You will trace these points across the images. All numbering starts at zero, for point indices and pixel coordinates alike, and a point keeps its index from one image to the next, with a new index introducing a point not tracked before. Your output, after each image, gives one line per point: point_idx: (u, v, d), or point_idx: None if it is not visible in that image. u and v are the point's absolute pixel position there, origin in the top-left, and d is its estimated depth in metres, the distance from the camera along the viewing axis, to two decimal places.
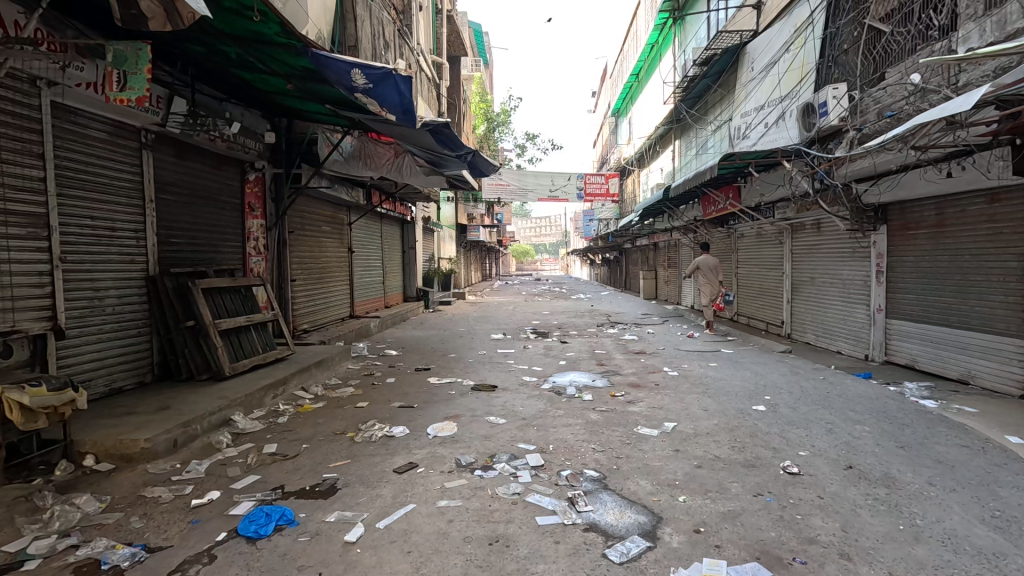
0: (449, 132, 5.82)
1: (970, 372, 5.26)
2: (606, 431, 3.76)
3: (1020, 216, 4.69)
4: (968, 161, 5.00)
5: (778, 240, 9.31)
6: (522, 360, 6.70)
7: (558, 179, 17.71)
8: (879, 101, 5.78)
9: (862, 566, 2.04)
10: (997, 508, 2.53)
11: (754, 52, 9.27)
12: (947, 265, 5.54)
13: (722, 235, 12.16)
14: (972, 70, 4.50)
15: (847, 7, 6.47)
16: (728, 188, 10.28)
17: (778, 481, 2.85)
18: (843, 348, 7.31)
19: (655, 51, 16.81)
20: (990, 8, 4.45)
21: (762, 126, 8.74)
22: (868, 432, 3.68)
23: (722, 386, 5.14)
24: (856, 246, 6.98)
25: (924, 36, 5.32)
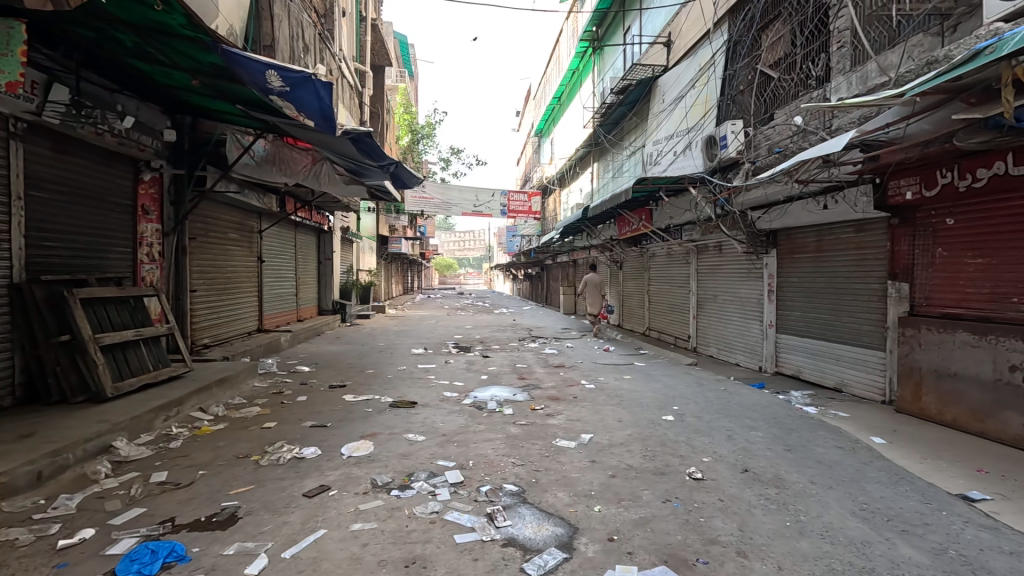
0: (372, 142, 5.69)
1: (843, 381, 5.95)
2: (526, 445, 3.79)
3: (881, 244, 5.42)
4: (840, 195, 5.71)
5: (685, 260, 10.01)
6: (443, 375, 6.62)
7: (482, 194, 17.85)
8: (769, 138, 6.48)
9: (757, 562, 2.22)
10: (865, 501, 2.86)
11: (664, 85, 9.99)
12: (825, 286, 6.25)
13: (635, 254, 12.89)
14: (842, 117, 5.17)
15: (742, 52, 7.19)
16: (641, 210, 10.95)
17: (685, 487, 3.03)
18: (741, 360, 7.99)
19: (576, 77, 17.60)
20: (855, 65, 5.16)
21: (671, 154, 9.41)
22: (761, 437, 4.03)
23: (636, 397, 5.39)
24: (752, 267, 7.69)
25: (805, 84, 6.05)
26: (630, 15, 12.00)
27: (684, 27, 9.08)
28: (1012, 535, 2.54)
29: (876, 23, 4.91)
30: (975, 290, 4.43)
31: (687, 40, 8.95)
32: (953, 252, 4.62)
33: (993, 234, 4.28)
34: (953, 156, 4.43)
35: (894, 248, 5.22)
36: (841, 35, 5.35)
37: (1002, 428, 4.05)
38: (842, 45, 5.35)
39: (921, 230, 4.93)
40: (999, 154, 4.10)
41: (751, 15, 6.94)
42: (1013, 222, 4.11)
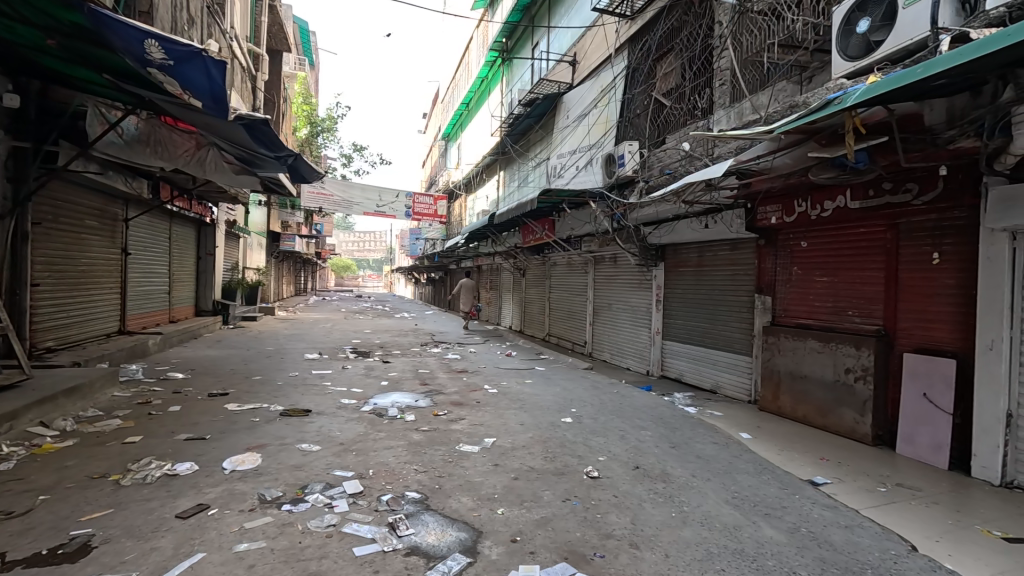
0: (268, 131, 5.27)
1: (717, 383, 6.62)
2: (429, 451, 3.73)
3: (750, 262, 6.14)
4: (718, 217, 6.38)
5: (584, 269, 10.52)
6: (339, 381, 6.26)
7: (385, 195, 17.32)
8: (660, 161, 7.08)
9: (647, 551, 2.38)
10: (736, 490, 3.20)
11: (568, 102, 10.46)
12: (704, 297, 6.94)
13: (537, 262, 13.29)
14: (722, 146, 5.78)
15: (640, 79, 7.76)
16: (544, 220, 11.31)
17: (583, 485, 3.18)
18: (631, 364, 8.56)
19: (485, 85, 17.84)
20: (733, 102, 5.81)
21: (573, 168, 9.87)
22: (649, 436, 4.35)
23: (536, 401, 5.53)
24: (643, 278, 8.30)
25: (692, 113, 6.70)
26: (538, 31, 12.42)
27: (589, 49, 9.61)
28: (848, 512, 2.99)
29: (751, 67, 5.58)
30: (822, 303, 5.18)
31: (591, 61, 9.47)
32: (806, 271, 5.36)
33: (836, 256, 5.04)
34: (807, 188, 5.16)
35: (761, 265, 5.94)
36: (722, 74, 6.00)
37: (839, 421, 4.76)
38: (723, 82, 6.00)
39: (782, 251, 5.67)
40: (842, 189, 4.85)
41: (649, 46, 7.53)
42: (852, 247, 4.88)
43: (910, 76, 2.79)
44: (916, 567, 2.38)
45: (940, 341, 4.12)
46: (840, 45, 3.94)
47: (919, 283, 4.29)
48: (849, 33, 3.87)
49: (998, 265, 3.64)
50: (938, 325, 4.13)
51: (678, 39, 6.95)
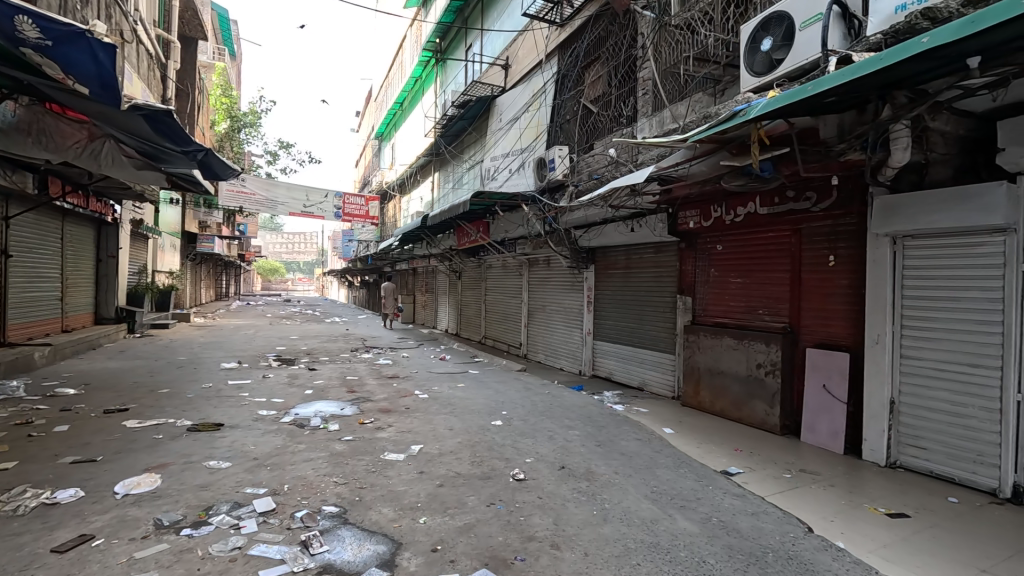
0: (173, 124, 4.85)
1: (644, 381, 6.87)
2: (351, 461, 3.58)
3: (673, 264, 6.44)
4: (643, 221, 6.65)
5: (518, 272, 10.60)
6: (258, 392, 5.88)
7: (314, 195, 16.60)
8: (589, 166, 7.27)
9: (567, 551, 2.41)
10: (655, 485, 3.32)
11: (501, 105, 10.49)
12: (631, 298, 7.19)
13: (473, 264, 13.24)
14: (645, 153, 6.01)
15: (569, 85, 7.94)
16: (478, 222, 11.29)
17: (508, 488, 3.17)
18: (564, 365, 8.72)
19: (418, 85, 17.57)
20: (654, 111, 6.07)
21: (506, 171, 9.92)
22: (577, 435, 4.43)
23: (467, 405, 5.48)
24: (575, 280, 8.48)
25: (618, 121, 6.94)
26: (471, 33, 12.40)
27: (520, 53, 9.71)
28: (755, 500, 3.18)
29: (670, 78, 5.85)
30: (736, 304, 5.51)
31: (523, 66, 9.57)
32: (722, 273, 5.69)
33: (748, 259, 5.39)
34: (722, 195, 5.47)
35: (683, 267, 6.25)
36: (645, 83, 6.24)
37: (752, 414, 5.07)
38: (646, 91, 6.25)
39: (701, 254, 5.99)
40: (752, 196, 5.19)
41: (577, 53, 7.72)
42: (761, 251, 5.23)
43: (803, 93, 3.02)
44: (811, 547, 2.57)
45: (837, 336, 4.50)
46: (747, 61, 4.21)
47: (819, 284, 4.66)
48: (754, 51, 4.14)
49: (883, 267, 4.03)
50: (835, 322, 4.51)
51: (604, 48, 7.17)
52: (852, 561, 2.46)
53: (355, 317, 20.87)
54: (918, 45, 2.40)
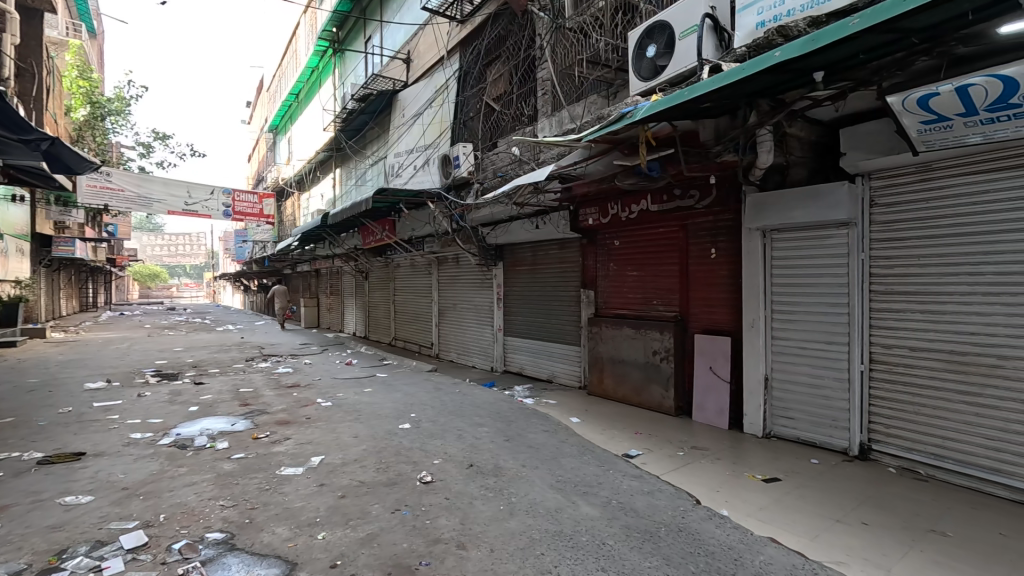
0: (6, 109, 4.17)
1: (553, 373, 7.07)
2: (241, 481, 3.29)
3: (576, 259, 6.68)
4: (547, 218, 6.83)
5: (427, 271, 10.41)
6: (132, 413, 5.22)
7: (197, 191, 15.09)
8: (494, 163, 7.34)
9: (473, 549, 2.40)
10: (561, 474, 3.42)
11: (404, 100, 10.22)
12: (538, 293, 7.36)
13: (380, 263, 12.79)
14: (546, 152, 6.17)
15: (471, 82, 7.92)
16: (383, 220, 10.92)
17: (415, 492, 3.10)
18: (477, 362, 8.73)
19: (314, 76, 16.64)
20: (554, 111, 6.23)
21: (411, 168, 9.69)
22: (486, 432, 4.44)
23: (374, 410, 5.28)
24: (484, 277, 8.50)
25: (520, 119, 7.07)
26: (370, 25, 11.96)
27: (422, 48, 9.53)
28: (651, 479, 3.39)
29: (567, 80, 6.05)
30: (634, 295, 5.84)
31: (425, 61, 9.39)
32: (621, 267, 6.01)
33: (643, 253, 5.73)
34: (618, 193, 5.76)
35: (585, 262, 6.50)
36: (545, 84, 6.40)
37: (650, 398, 5.41)
38: (545, 91, 6.42)
39: (601, 249, 6.28)
40: (644, 195, 5.49)
41: (478, 50, 7.72)
42: (654, 245, 5.58)
43: (680, 97, 3.24)
44: (698, 518, 2.79)
45: (720, 322, 4.93)
46: (635, 66, 4.46)
47: (704, 275, 5.08)
48: (641, 57, 4.39)
49: (755, 258, 4.48)
50: (718, 309, 4.94)
51: (504, 47, 7.24)
52: (732, 527, 2.70)
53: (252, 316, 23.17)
54: (771, 58, 2.68)
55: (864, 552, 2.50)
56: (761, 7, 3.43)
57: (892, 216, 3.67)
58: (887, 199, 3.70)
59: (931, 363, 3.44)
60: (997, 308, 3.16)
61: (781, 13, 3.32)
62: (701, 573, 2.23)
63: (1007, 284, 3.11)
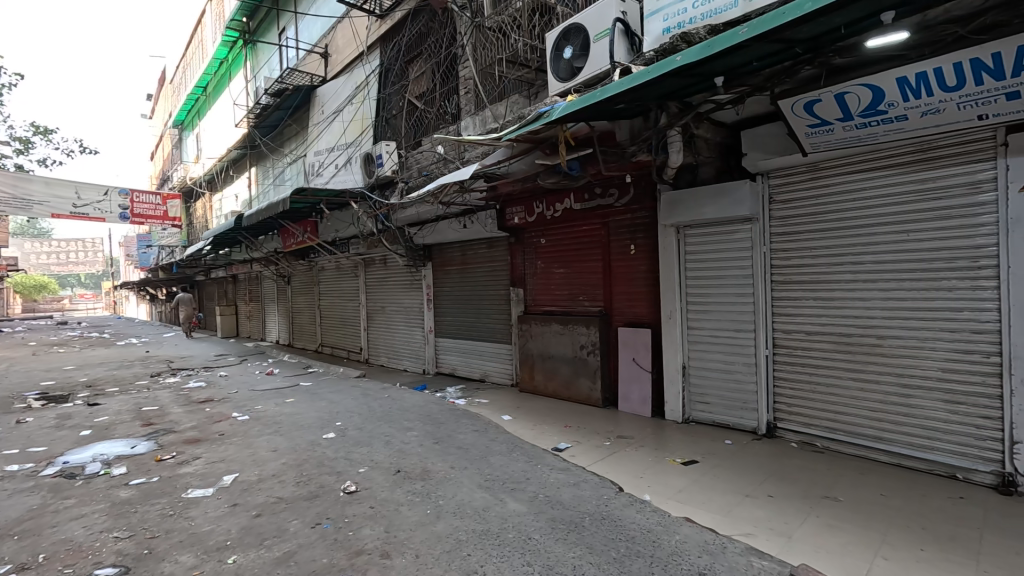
0: None
1: (485, 372, 7.07)
2: (140, 509, 2.99)
3: (504, 258, 6.72)
4: (473, 217, 6.82)
5: (353, 273, 10.05)
6: (8, 443, 4.60)
7: (88, 192, 13.63)
8: (418, 162, 7.24)
9: (398, 557, 2.33)
10: (489, 473, 3.41)
11: (322, 96, 9.79)
12: (468, 293, 7.33)
13: (302, 267, 12.19)
14: (470, 151, 6.16)
15: (392, 79, 7.74)
16: (304, 222, 10.41)
17: (338, 504, 2.97)
18: (408, 365, 8.55)
19: (223, 68, 15.56)
20: (477, 110, 6.23)
21: (332, 167, 9.30)
22: (415, 436, 4.35)
23: (296, 421, 5.01)
24: (412, 279, 8.34)
25: (444, 118, 7.01)
26: (284, 16, 11.36)
27: (340, 42, 9.19)
28: (576, 470, 3.47)
29: (488, 79, 6.07)
30: (560, 292, 5.97)
31: (344, 56, 9.06)
32: (547, 264, 6.12)
33: (567, 250, 5.86)
34: (542, 192, 5.84)
35: (513, 260, 6.55)
36: (467, 82, 6.39)
37: (578, 391, 5.55)
38: (468, 90, 6.40)
39: (528, 247, 6.36)
40: (567, 194, 5.60)
41: (399, 46, 7.56)
42: (578, 242, 5.73)
43: (593, 98, 3.34)
44: (621, 504, 2.89)
45: (640, 314, 5.15)
46: (554, 67, 4.55)
47: (625, 270, 5.28)
48: (559, 58, 4.49)
49: (671, 253, 4.71)
50: (639, 302, 5.15)
51: (425, 44, 7.15)
52: (651, 511, 2.82)
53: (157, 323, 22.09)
54: (674, 62, 2.83)
55: (768, 522, 2.70)
56: (667, 14, 3.61)
57: (788, 212, 4.00)
58: (783, 196, 4.02)
59: (823, 345, 3.79)
60: (875, 293, 3.52)
61: (685, 20, 3.51)
62: (622, 558, 2.31)
63: (883, 272, 3.48)
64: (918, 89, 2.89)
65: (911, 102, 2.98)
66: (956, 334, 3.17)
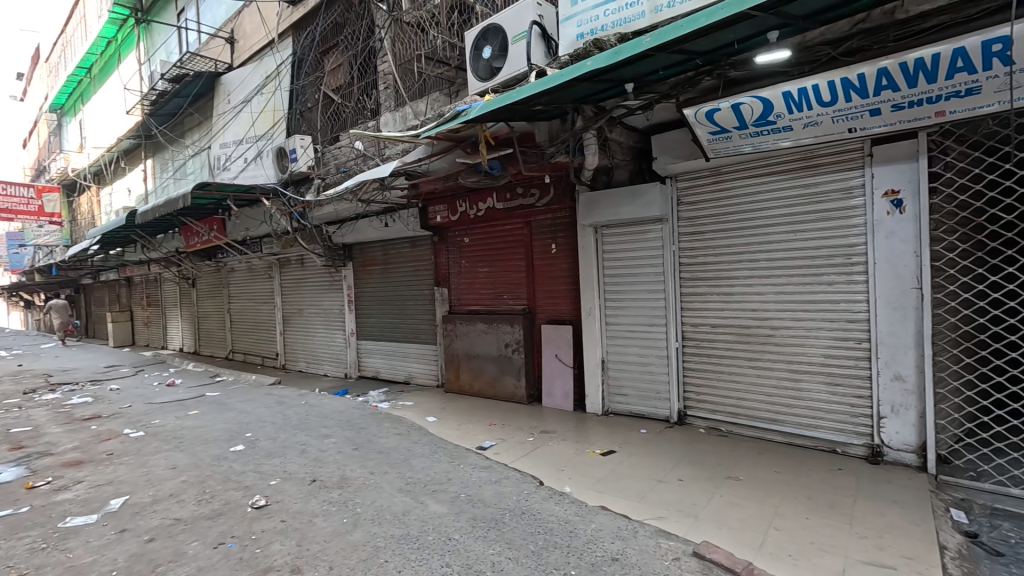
0: None
1: (410, 374, 6.93)
2: (3, 545, 2.62)
3: (428, 257, 6.62)
4: (395, 216, 6.67)
5: (267, 274, 9.46)
6: None
7: None
8: (336, 158, 6.98)
9: (310, 571, 2.23)
10: (410, 476, 3.34)
11: (227, 84, 9.10)
12: (391, 294, 7.14)
13: (208, 268, 11.28)
14: (390, 147, 6.01)
15: (305, 70, 7.36)
16: (210, 219, 9.65)
17: (244, 520, 2.78)
18: (329, 370, 8.18)
19: (112, 49, 14.06)
20: (397, 106, 6.08)
21: (241, 161, 8.69)
22: (334, 443, 4.17)
23: (199, 435, 4.63)
24: (332, 279, 7.99)
25: (362, 112, 6.78)
26: None
27: (248, 28, 8.61)
28: (498, 468, 3.49)
29: (408, 75, 5.96)
30: (485, 291, 5.99)
31: (252, 43, 8.50)
32: (471, 263, 6.11)
33: (491, 249, 5.89)
34: (465, 191, 5.80)
35: (437, 260, 6.48)
36: (386, 77, 6.22)
37: (503, 389, 5.60)
38: (387, 85, 6.24)
39: (452, 246, 6.31)
40: (489, 193, 5.62)
41: (313, 36, 7.21)
42: (501, 241, 5.77)
43: (510, 99, 3.38)
44: (541, 498, 2.95)
45: (562, 312, 5.28)
46: (473, 66, 4.54)
47: (547, 269, 5.38)
48: (478, 57, 4.49)
49: (590, 252, 4.87)
50: (561, 300, 5.28)
51: (342, 35, 6.88)
52: (570, 502, 2.90)
53: (28, 335, 19.58)
54: (584, 67, 2.92)
55: (677, 504, 2.88)
56: (580, 20, 3.72)
57: (694, 213, 4.27)
58: (689, 198, 4.29)
59: (725, 337, 4.10)
60: (768, 287, 3.86)
61: (596, 27, 3.64)
62: (541, 550, 2.36)
63: (774, 268, 3.82)
64: (800, 103, 3.20)
65: (794, 114, 3.30)
66: (835, 323, 3.54)
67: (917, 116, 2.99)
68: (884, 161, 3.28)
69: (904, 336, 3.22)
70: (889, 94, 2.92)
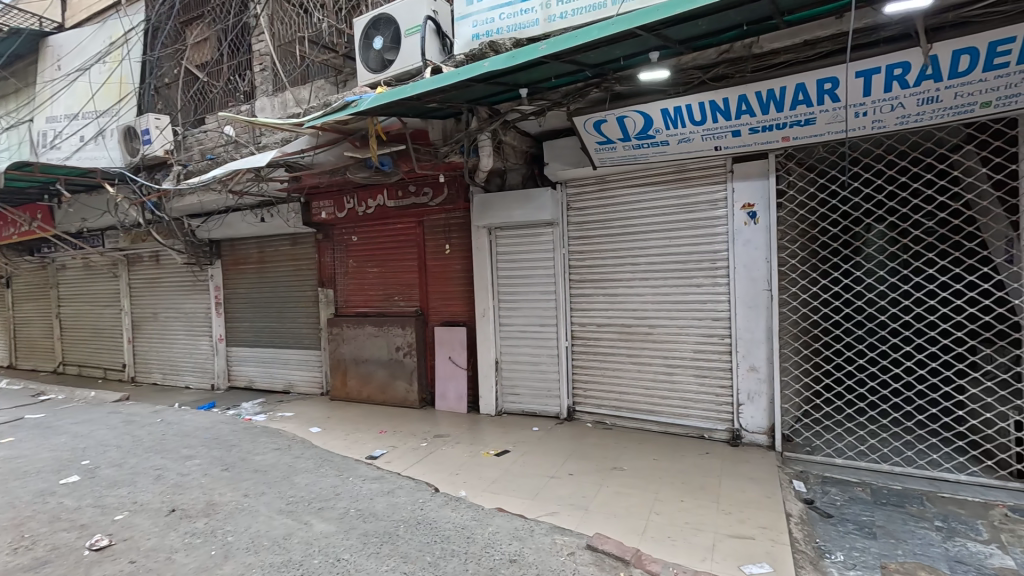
0: None
1: (289, 382, 6.39)
2: None
3: (310, 256, 6.16)
4: (273, 210, 6.11)
5: (110, 273, 8.13)
6: None
7: None
8: (201, 143, 6.26)
9: None
10: (291, 495, 3.06)
11: (55, 47, 7.69)
12: (267, 295, 6.53)
13: (30, 265, 9.43)
14: (268, 135, 5.50)
15: (161, 41, 6.47)
16: (33, 206, 8.09)
17: (80, 567, 2.33)
18: (191, 381, 7.26)
19: None
20: (275, 90, 5.58)
21: (75, 139, 7.13)
22: (198, 465, 3.69)
23: (14, 468, 3.80)
24: (195, 279, 7.10)
25: (232, 94, 6.13)
26: None
27: None
28: (390, 478, 3.33)
29: (289, 57, 5.50)
30: (374, 292, 5.72)
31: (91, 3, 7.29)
32: (359, 263, 5.80)
33: (381, 249, 5.64)
34: (352, 186, 5.48)
35: (321, 259, 6.06)
36: (262, 58, 5.70)
37: (394, 394, 5.39)
38: (264, 67, 5.70)
39: (338, 244, 5.94)
40: (380, 190, 5.36)
41: (172, 3, 6.37)
42: (392, 241, 5.56)
43: (404, 93, 3.25)
44: (436, 506, 2.87)
45: (456, 314, 5.23)
46: (362, 57, 4.31)
47: (440, 269, 5.29)
48: (368, 47, 4.27)
49: (484, 253, 4.88)
50: (454, 301, 5.22)
51: (209, 7, 6.18)
52: (466, 507, 2.86)
53: None
54: (482, 68, 2.90)
55: (569, 498, 2.98)
56: (475, 20, 3.70)
57: (582, 218, 4.47)
58: (578, 204, 4.48)
59: (609, 335, 4.35)
60: (647, 288, 4.16)
61: (492, 29, 3.64)
62: (437, 560, 2.29)
63: (652, 271, 4.13)
64: (676, 120, 3.50)
65: (671, 130, 3.59)
66: (702, 321, 3.93)
67: (768, 140, 3.42)
68: (743, 177, 3.71)
69: (757, 331, 3.68)
70: (747, 118, 3.30)
